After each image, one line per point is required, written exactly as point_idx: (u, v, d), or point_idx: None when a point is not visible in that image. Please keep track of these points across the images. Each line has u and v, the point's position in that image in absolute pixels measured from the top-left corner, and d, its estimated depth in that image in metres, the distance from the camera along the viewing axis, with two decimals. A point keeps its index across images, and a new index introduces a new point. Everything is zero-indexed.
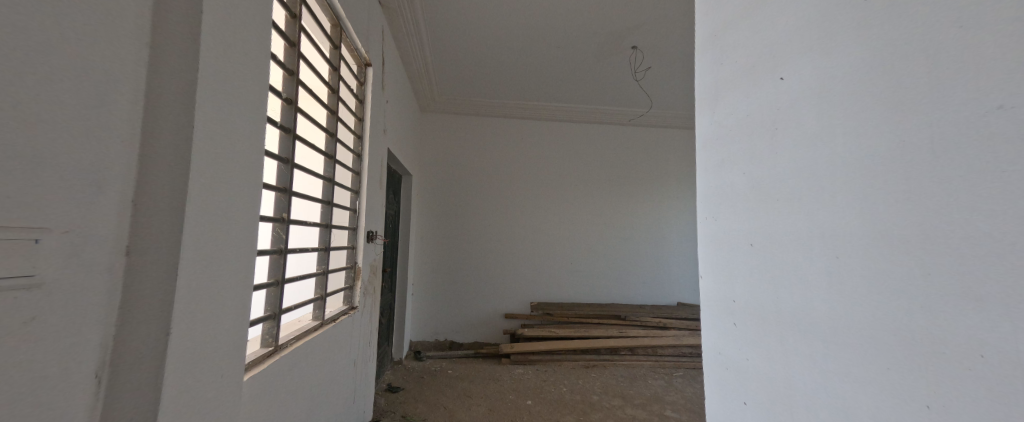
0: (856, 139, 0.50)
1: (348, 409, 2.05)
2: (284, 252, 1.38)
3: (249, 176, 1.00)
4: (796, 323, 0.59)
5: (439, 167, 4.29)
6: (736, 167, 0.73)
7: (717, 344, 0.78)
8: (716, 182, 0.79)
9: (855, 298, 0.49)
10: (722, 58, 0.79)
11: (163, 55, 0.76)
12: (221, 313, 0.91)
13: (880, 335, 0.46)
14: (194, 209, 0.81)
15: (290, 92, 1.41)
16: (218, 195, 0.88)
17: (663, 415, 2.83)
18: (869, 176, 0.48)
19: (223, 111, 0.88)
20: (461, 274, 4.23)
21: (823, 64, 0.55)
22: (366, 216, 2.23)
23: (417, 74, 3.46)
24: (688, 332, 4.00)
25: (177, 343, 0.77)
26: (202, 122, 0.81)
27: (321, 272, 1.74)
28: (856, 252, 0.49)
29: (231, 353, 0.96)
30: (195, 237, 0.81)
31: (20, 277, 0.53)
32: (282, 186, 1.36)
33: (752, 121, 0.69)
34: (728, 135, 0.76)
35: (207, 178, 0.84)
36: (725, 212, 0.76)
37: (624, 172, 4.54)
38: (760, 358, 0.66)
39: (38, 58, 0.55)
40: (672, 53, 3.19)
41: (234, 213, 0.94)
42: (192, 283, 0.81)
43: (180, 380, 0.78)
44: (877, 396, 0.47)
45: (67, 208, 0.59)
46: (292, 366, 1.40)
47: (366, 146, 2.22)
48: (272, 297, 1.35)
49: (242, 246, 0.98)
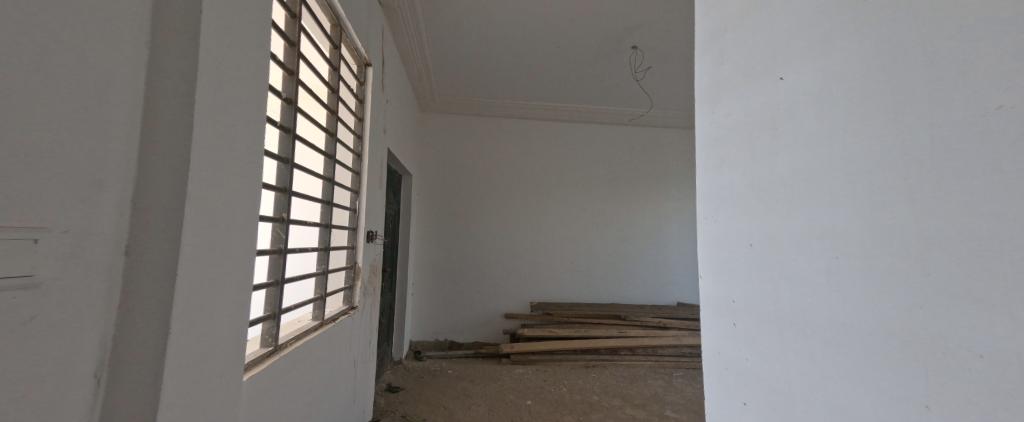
0: (856, 138, 0.49)
1: (348, 409, 2.05)
2: (284, 252, 1.37)
3: (249, 176, 1.00)
4: (794, 322, 0.59)
5: (439, 167, 4.29)
6: (736, 167, 0.73)
7: (717, 344, 0.78)
8: (716, 182, 0.79)
9: (854, 299, 0.49)
10: (722, 58, 0.79)
11: (164, 56, 0.76)
12: (220, 314, 0.91)
13: (881, 336, 0.46)
14: (194, 207, 0.81)
15: (290, 92, 1.41)
16: (218, 193, 0.88)
17: (663, 415, 2.83)
18: (868, 177, 0.48)
19: (223, 110, 0.88)
20: (461, 274, 4.22)
21: (822, 65, 0.55)
22: (366, 216, 2.23)
23: (417, 74, 3.46)
24: (688, 332, 4.00)
25: (177, 343, 0.77)
26: (202, 121, 0.81)
27: (321, 271, 1.74)
28: (856, 251, 0.49)
29: (231, 353, 0.96)
30: (195, 235, 0.81)
31: (20, 277, 0.53)
32: (282, 186, 1.36)
33: (751, 120, 0.69)
34: (727, 134, 0.76)
35: (208, 179, 0.84)
36: (724, 212, 0.76)
37: (624, 172, 4.54)
38: (759, 358, 0.66)
39: (40, 63, 0.55)
40: (672, 53, 3.19)
41: (234, 211, 0.94)
42: (192, 282, 0.81)
43: (180, 381, 0.78)
44: (873, 396, 0.47)
45: (66, 209, 0.59)
46: (292, 366, 1.41)
47: (366, 146, 2.22)
48: (272, 297, 1.35)
49: (242, 245, 0.99)
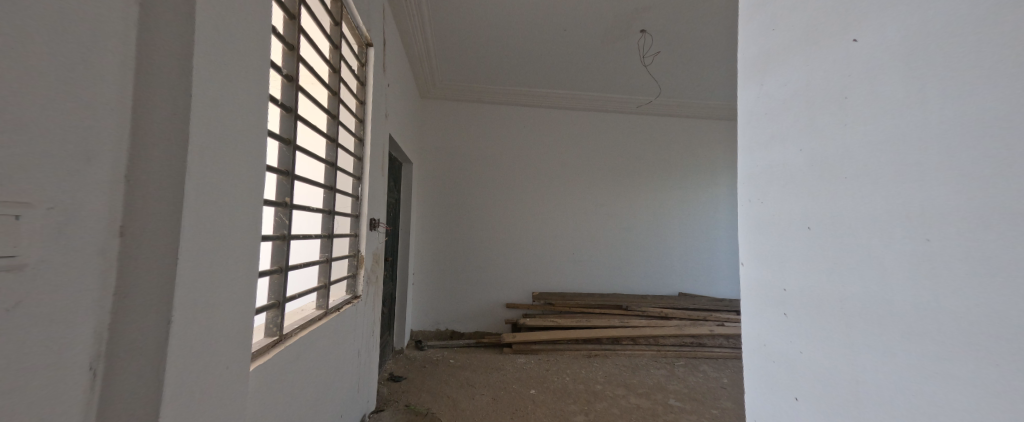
0: (956, 98, 0.44)
1: (352, 399, 2.02)
2: (287, 238, 1.30)
3: (255, 154, 0.94)
4: (857, 312, 0.54)
5: (440, 155, 4.22)
6: (789, 141, 0.67)
7: (762, 334, 0.73)
8: (760, 161, 0.74)
9: (952, 284, 0.44)
10: (775, 23, 0.72)
11: (156, 17, 0.68)
12: (226, 305, 0.85)
13: (988, 324, 0.41)
14: (195, 184, 0.73)
15: (291, 68, 1.33)
16: (220, 171, 0.80)
17: (667, 404, 2.83)
18: (975, 148, 0.42)
19: (223, 78, 0.80)
20: (462, 263, 4.18)
21: (913, 19, 0.48)
22: (368, 202, 2.18)
23: (418, 58, 3.35)
24: (689, 321, 3.99)
25: (181, 330, 0.71)
26: (201, 87, 0.73)
27: (325, 259, 1.68)
28: (954, 232, 0.43)
29: (238, 345, 0.90)
30: (195, 212, 0.74)
31: (1, 258, 0.47)
32: (284, 168, 1.30)
33: (811, 90, 0.62)
34: (778, 106, 0.70)
35: (209, 157, 0.77)
36: (774, 193, 0.70)
37: (627, 161, 4.48)
38: (816, 350, 0.61)
39: (23, 27, 0.49)
40: (683, 38, 3.09)
41: (241, 187, 0.88)
42: (194, 262, 0.74)
43: (182, 376, 0.72)
44: (975, 390, 0.42)
45: (52, 184, 0.53)
46: (297, 356, 1.35)
47: (367, 130, 2.15)
48: (275, 285, 1.29)
49: (248, 225, 0.92)
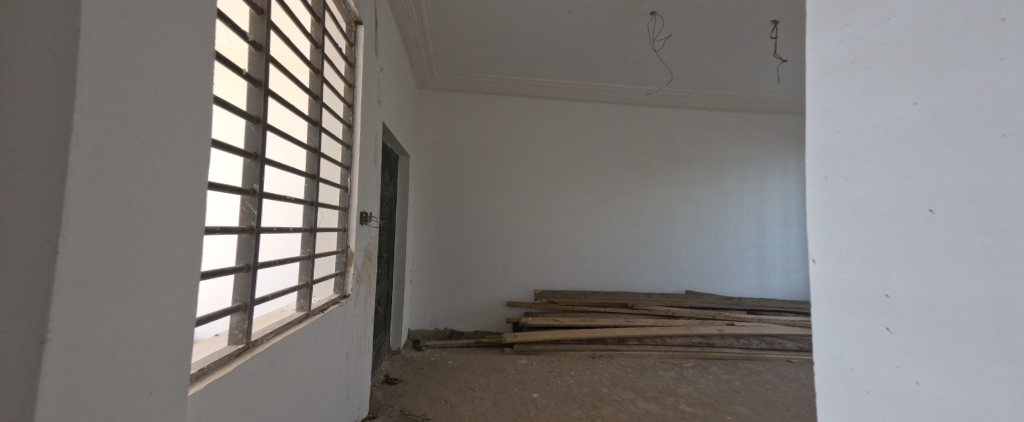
0: None
1: (340, 408, 1.86)
2: (256, 231, 1.13)
3: (191, 124, 0.76)
4: (996, 312, 0.45)
5: (438, 148, 4.04)
6: (886, 117, 0.57)
7: (846, 348, 0.63)
8: (841, 124, 0.63)
9: None
10: None
11: None
12: (147, 313, 0.68)
13: None
14: (89, 157, 0.56)
15: (259, 35, 1.15)
16: (135, 145, 0.64)
17: (678, 409, 2.67)
18: None
19: (137, 26, 0.64)
20: (462, 260, 4.01)
21: None
22: (358, 194, 2.00)
23: (414, 43, 3.17)
24: (698, 320, 3.83)
25: (58, 346, 0.53)
26: (98, 31, 0.57)
27: (306, 256, 1.51)
28: None
29: (171, 360, 0.73)
30: (92, 194, 0.57)
31: None
32: (253, 151, 1.12)
33: (926, 53, 0.52)
34: (870, 69, 0.59)
35: (116, 124, 0.60)
36: (861, 179, 0.60)
37: (633, 154, 4.30)
38: (936, 369, 0.51)
39: None
40: (697, 19, 2.88)
41: (169, 164, 0.71)
42: (86, 258, 0.57)
43: (68, 406, 0.55)
44: None
45: None
46: (268, 368, 1.17)
47: (357, 116, 1.97)
48: (242, 285, 1.12)
49: (181, 213, 0.75)
